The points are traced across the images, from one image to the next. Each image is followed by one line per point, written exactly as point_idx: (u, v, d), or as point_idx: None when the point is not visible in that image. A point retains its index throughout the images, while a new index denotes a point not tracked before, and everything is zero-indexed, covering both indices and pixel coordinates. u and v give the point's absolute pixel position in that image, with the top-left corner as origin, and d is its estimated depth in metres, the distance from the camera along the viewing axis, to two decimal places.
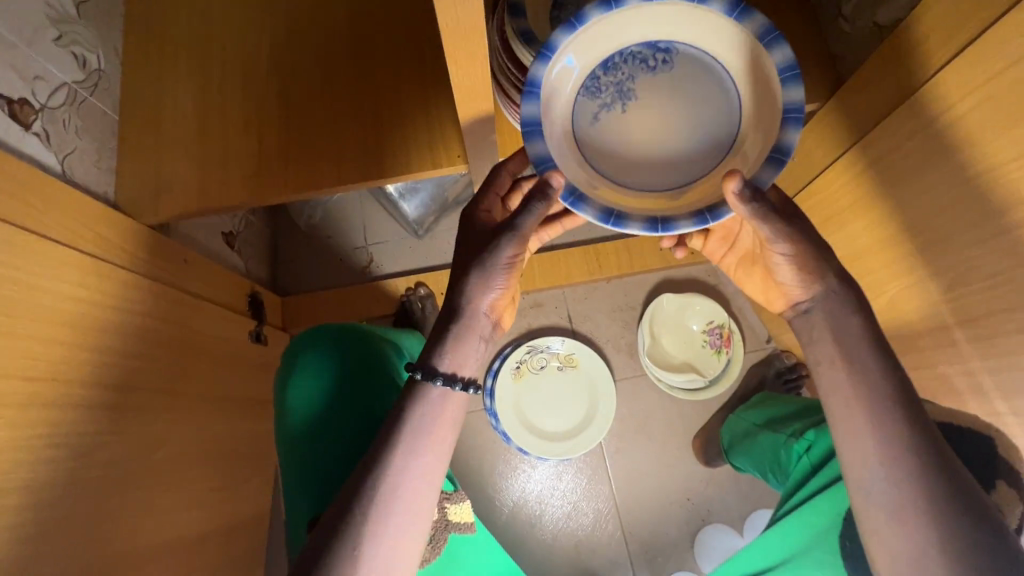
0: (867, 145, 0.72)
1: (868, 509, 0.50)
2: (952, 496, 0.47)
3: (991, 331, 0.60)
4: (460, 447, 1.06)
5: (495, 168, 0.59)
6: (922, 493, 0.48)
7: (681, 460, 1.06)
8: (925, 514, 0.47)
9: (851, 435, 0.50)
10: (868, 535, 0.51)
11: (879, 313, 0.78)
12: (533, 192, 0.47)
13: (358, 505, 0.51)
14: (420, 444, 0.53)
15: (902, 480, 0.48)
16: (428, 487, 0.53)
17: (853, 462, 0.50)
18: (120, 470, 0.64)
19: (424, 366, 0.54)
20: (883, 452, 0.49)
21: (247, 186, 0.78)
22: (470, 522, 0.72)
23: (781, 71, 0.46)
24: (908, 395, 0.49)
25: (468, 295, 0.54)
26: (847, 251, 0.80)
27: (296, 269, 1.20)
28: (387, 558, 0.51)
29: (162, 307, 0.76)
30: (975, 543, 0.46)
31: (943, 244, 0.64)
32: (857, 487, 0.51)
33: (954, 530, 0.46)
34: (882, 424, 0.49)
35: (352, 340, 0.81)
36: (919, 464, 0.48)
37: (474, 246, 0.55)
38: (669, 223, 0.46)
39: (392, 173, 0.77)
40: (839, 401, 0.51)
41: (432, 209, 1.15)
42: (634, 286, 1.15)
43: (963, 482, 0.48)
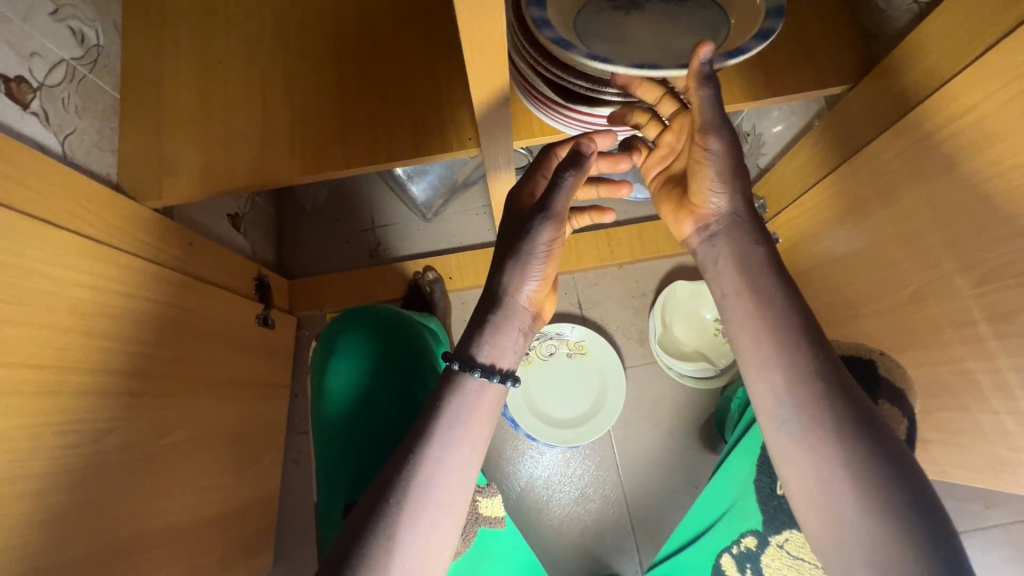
0: (897, 133, 0.69)
1: (776, 442, 0.50)
2: (848, 418, 0.47)
3: (1022, 329, 0.57)
4: (497, 434, 1.07)
5: (544, 150, 0.60)
6: (824, 420, 0.47)
7: (688, 448, 1.06)
8: (825, 439, 0.47)
9: (758, 369, 0.51)
10: (779, 469, 0.50)
11: (893, 308, 0.75)
12: (566, 163, 0.52)
13: (393, 499, 0.49)
14: (455, 436, 0.52)
15: (801, 405, 0.48)
16: (464, 478, 0.52)
17: (762, 394, 0.51)
18: (129, 456, 0.64)
19: (461, 357, 0.54)
20: (784, 380, 0.49)
21: (252, 166, 0.76)
22: (500, 516, 0.72)
23: (769, 11, 0.53)
24: (809, 324, 0.50)
25: (508, 283, 0.55)
26: (866, 245, 0.77)
27: (304, 251, 1.18)
28: (421, 550, 0.49)
29: (168, 291, 0.75)
30: (874, 463, 0.45)
31: (971, 239, 0.61)
32: (766, 421, 0.51)
33: (855, 451, 0.46)
34: (785, 354, 0.50)
35: (382, 328, 0.80)
36: (816, 389, 0.48)
37: (511, 232, 0.56)
38: (607, 61, 0.50)
39: (402, 156, 0.74)
40: (757, 343, 0.51)
41: (441, 191, 1.12)
42: (645, 272, 1.13)
43: (858, 405, 0.48)
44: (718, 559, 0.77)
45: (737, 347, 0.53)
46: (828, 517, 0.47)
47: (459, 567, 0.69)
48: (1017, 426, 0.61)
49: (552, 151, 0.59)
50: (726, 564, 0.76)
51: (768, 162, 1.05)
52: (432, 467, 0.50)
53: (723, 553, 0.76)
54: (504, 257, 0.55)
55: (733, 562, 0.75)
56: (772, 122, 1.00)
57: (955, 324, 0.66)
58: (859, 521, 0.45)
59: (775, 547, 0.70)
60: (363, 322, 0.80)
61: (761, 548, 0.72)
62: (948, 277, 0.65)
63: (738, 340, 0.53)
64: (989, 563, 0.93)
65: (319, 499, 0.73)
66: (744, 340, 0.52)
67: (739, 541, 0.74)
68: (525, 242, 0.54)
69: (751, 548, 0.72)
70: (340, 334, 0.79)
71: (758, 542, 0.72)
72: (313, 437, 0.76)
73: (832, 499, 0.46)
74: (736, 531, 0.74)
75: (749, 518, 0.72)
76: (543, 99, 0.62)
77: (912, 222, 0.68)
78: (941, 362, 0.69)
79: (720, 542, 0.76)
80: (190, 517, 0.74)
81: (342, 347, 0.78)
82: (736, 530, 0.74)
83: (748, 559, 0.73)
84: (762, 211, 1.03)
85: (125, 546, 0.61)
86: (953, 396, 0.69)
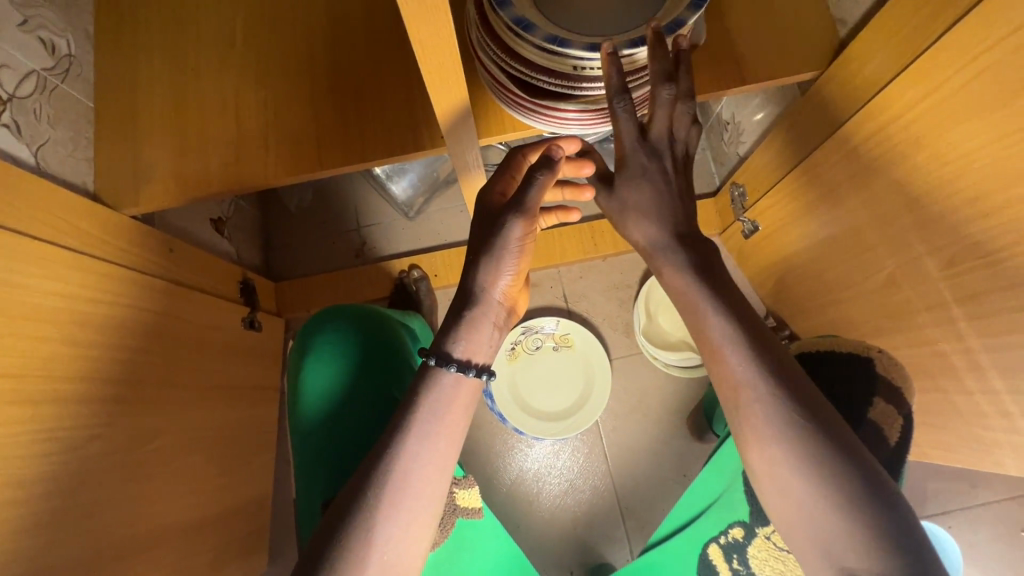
0: (863, 119, 0.69)
1: (742, 431, 0.51)
2: (807, 409, 0.49)
3: (991, 309, 0.58)
4: (483, 430, 1.08)
5: (511, 152, 0.61)
6: (784, 411, 0.49)
7: (676, 436, 1.07)
8: (785, 428, 0.48)
9: (723, 372, 0.52)
10: (746, 455, 0.52)
11: (869, 293, 0.75)
12: (541, 163, 0.54)
13: (369, 496, 0.50)
14: (431, 430, 0.52)
15: (762, 395, 0.50)
16: (437, 473, 0.52)
17: (729, 394, 0.52)
18: (116, 461, 0.64)
19: (438, 352, 0.55)
20: (745, 370, 0.51)
21: (228, 171, 0.76)
22: (477, 507, 0.72)
23: None
24: (755, 324, 0.53)
25: (483, 280, 0.56)
26: (838, 232, 0.78)
27: (290, 253, 1.19)
28: (399, 547, 0.50)
29: (148, 298, 0.75)
30: (837, 456, 0.46)
31: (939, 221, 0.61)
32: (730, 410, 0.52)
33: (816, 440, 0.47)
34: (744, 345, 0.51)
35: (356, 326, 0.80)
36: (778, 382, 0.50)
37: (485, 230, 0.57)
38: (564, 43, 0.52)
39: (374, 157, 0.75)
40: (716, 334, 0.52)
41: (421, 189, 1.12)
42: (629, 264, 1.14)
43: (812, 396, 0.49)
44: (705, 547, 0.78)
45: (696, 338, 0.55)
46: (795, 503, 0.48)
47: (437, 557, 0.71)
48: (991, 406, 0.62)
49: (523, 155, 0.61)
50: (713, 553, 0.77)
51: (747, 149, 1.04)
52: (408, 463, 0.51)
53: (711, 542, 0.77)
54: (478, 254, 0.56)
55: (719, 551, 0.76)
56: (753, 110, 0.98)
57: (928, 306, 0.66)
58: (823, 509, 0.46)
59: (762, 538, 0.72)
60: (341, 321, 0.80)
61: (748, 539, 0.73)
62: (919, 260, 0.65)
63: (701, 345, 0.54)
64: (977, 542, 0.94)
65: (298, 500, 0.73)
66: (704, 329, 0.53)
67: (726, 532, 0.75)
68: (498, 238, 0.55)
69: (738, 539, 0.74)
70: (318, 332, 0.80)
71: (745, 533, 0.73)
72: (291, 439, 0.77)
73: (797, 484, 0.47)
74: (723, 523, 0.76)
75: (736, 511, 0.74)
76: (503, 88, 0.62)
77: (883, 206, 0.68)
78: (918, 344, 0.70)
79: (706, 533, 0.77)
80: (182, 520, 0.75)
81: (314, 348, 0.78)
82: (723, 522, 0.75)
83: (735, 550, 0.75)
84: (742, 199, 1.02)
85: (115, 550, 0.62)
86: (931, 377, 0.70)
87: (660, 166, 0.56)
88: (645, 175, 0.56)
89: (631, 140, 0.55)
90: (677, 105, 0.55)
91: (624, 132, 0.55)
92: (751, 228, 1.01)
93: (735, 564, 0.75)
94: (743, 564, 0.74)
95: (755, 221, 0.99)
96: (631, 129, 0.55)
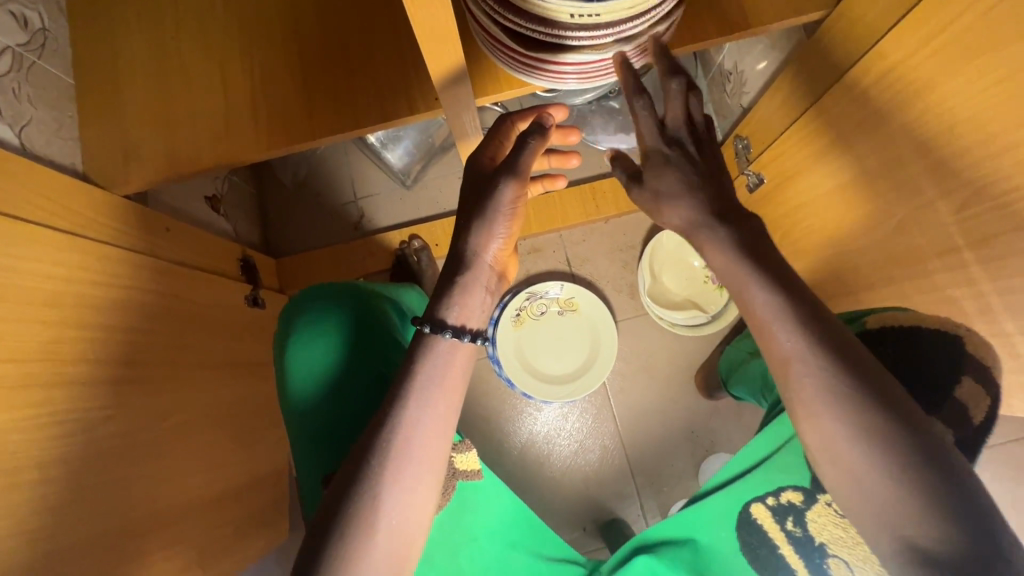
0: (873, 60, 0.66)
1: (793, 405, 0.51)
2: (862, 382, 0.47)
3: (1003, 252, 0.57)
4: (490, 395, 1.08)
5: (500, 118, 0.60)
6: (835, 384, 0.48)
7: (683, 395, 1.08)
8: (835, 399, 0.47)
9: (771, 344, 0.51)
10: (798, 429, 0.52)
11: (878, 242, 0.74)
12: (531, 129, 0.53)
13: (372, 462, 0.50)
14: (430, 396, 0.53)
15: (813, 368, 0.49)
16: (435, 438, 0.52)
17: (780, 368, 0.51)
18: (134, 439, 0.65)
19: (431, 320, 0.54)
20: (794, 345, 0.50)
21: (217, 143, 0.74)
22: (477, 469, 0.69)
23: None
24: (802, 296, 0.51)
25: (473, 244, 0.55)
26: (845, 180, 0.76)
27: (289, 229, 1.18)
28: (404, 511, 0.50)
29: (147, 278, 0.74)
30: (893, 431, 0.46)
31: (952, 164, 0.59)
32: (780, 384, 0.52)
33: (873, 413, 0.46)
34: (794, 319, 0.50)
35: (345, 308, 0.78)
36: (829, 354, 0.48)
37: (474, 194, 0.56)
38: None
39: (366, 123, 0.72)
40: (763, 309, 0.51)
41: (418, 156, 1.09)
42: (632, 225, 1.13)
43: (866, 366, 0.48)
44: (746, 506, 0.68)
45: (743, 312, 0.54)
46: (847, 474, 0.48)
47: (443, 519, 0.69)
48: (1002, 349, 0.62)
49: (512, 122, 0.59)
50: (756, 511, 0.67)
51: (750, 100, 1.01)
52: (410, 425, 0.51)
53: (754, 500, 0.68)
54: (469, 217, 0.55)
55: (765, 511, 0.67)
56: (756, 59, 0.95)
57: (938, 251, 0.65)
58: (875, 480, 0.46)
59: (824, 505, 0.62)
60: (336, 300, 0.79)
61: (807, 504, 0.64)
62: (931, 204, 0.64)
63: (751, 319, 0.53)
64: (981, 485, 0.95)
65: (299, 471, 0.74)
66: (749, 303, 0.52)
67: (777, 493, 0.66)
68: (488, 200, 0.54)
69: (794, 502, 0.65)
70: (313, 310, 0.78)
71: (803, 497, 0.64)
72: (286, 417, 0.76)
73: (850, 457, 0.47)
74: (774, 483, 0.66)
75: (794, 474, 0.65)
76: (495, 41, 0.59)
77: (892, 152, 0.66)
78: (930, 291, 0.69)
79: (752, 491, 0.68)
80: (205, 494, 0.76)
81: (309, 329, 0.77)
82: (775, 482, 0.66)
83: (789, 512, 0.65)
84: (746, 151, 1.00)
85: (137, 525, 0.63)
86: None
87: (683, 154, 0.55)
88: (672, 165, 0.55)
89: (652, 135, 0.56)
90: (688, 96, 0.56)
91: (645, 128, 0.56)
92: (756, 181, 0.98)
93: (791, 527, 0.65)
94: (800, 526, 0.64)
95: (759, 174, 0.97)
96: (649, 125, 0.56)
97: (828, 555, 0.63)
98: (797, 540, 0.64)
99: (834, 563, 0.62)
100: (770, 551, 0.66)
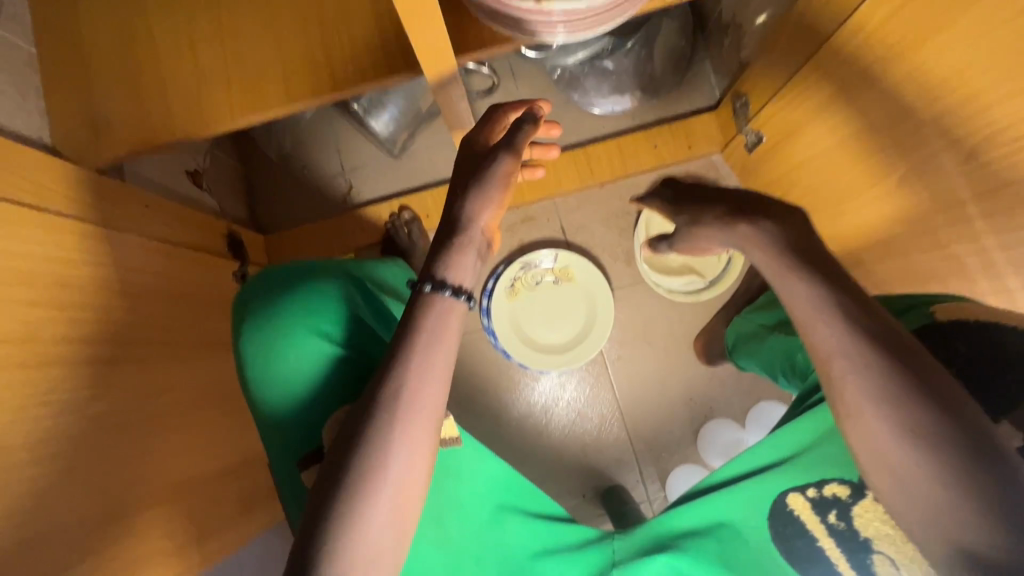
0: (863, 17, 0.62)
1: (835, 404, 0.48)
2: (915, 379, 0.44)
3: (1008, 205, 0.54)
4: (485, 366, 1.07)
5: (493, 107, 0.60)
6: (880, 379, 0.45)
7: (682, 362, 1.07)
8: (883, 399, 0.44)
9: (815, 335, 0.49)
10: (843, 432, 0.48)
11: (882, 198, 0.72)
12: (526, 117, 0.55)
13: (371, 422, 0.48)
14: (425, 348, 0.50)
15: (858, 364, 0.46)
16: (434, 391, 0.50)
17: (822, 360, 0.48)
18: (132, 416, 0.64)
19: (431, 279, 0.52)
20: (838, 338, 0.47)
21: (191, 114, 0.71)
22: (456, 436, 0.65)
23: None
24: (846, 288, 0.49)
25: (469, 208, 0.53)
26: (846, 134, 0.73)
27: (277, 204, 1.15)
28: (406, 469, 0.48)
29: (127, 256, 0.72)
30: (948, 430, 0.42)
31: (954, 115, 0.56)
32: (824, 383, 0.49)
33: (926, 409, 0.43)
34: (838, 313, 0.48)
35: (310, 304, 0.68)
36: (875, 348, 0.46)
37: (470, 167, 0.56)
38: None
39: (344, 86, 0.69)
40: (808, 302, 0.50)
41: (403, 124, 1.05)
42: (628, 189, 1.10)
43: (923, 362, 0.45)
44: (782, 497, 0.58)
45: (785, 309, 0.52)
46: (899, 482, 0.44)
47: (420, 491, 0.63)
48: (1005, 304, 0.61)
49: (503, 111, 0.59)
50: (793, 503, 0.58)
51: (748, 55, 0.97)
52: (392, 400, 0.49)
53: (792, 491, 0.58)
54: (465, 184, 0.54)
55: (803, 503, 0.57)
56: (754, 12, 0.90)
57: (944, 206, 0.63)
58: (931, 489, 0.42)
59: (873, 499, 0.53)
60: (297, 293, 0.69)
61: (852, 497, 0.55)
62: (934, 157, 0.61)
63: (795, 310, 0.51)
64: None
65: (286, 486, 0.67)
66: (791, 299, 0.51)
67: (819, 484, 0.56)
68: (486, 171, 0.54)
69: (838, 495, 0.55)
70: (275, 309, 0.67)
71: (848, 490, 0.55)
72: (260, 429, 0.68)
73: (902, 461, 0.44)
74: (814, 474, 0.57)
75: (842, 466, 0.56)
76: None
77: (892, 105, 0.63)
78: (933, 247, 0.68)
79: (790, 480, 0.58)
80: (206, 472, 0.76)
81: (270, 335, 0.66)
82: (817, 473, 0.57)
83: (830, 505, 0.55)
84: (744, 109, 0.96)
85: (137, 504, 0.63)
86: (945, 280, 0.69)
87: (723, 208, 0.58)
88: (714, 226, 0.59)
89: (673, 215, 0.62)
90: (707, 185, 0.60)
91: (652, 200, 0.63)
92: (755, 140, 0.95)
93: (833, 521, 0.55)
94: (843, 519, 0.54)
95: (758, 132, 0.93)
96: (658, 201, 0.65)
97: (873, 552, 0.53)
98: (840, 536, 0.54)
99: (879, 561, 0.52)
100: (808, 545, 0.56)
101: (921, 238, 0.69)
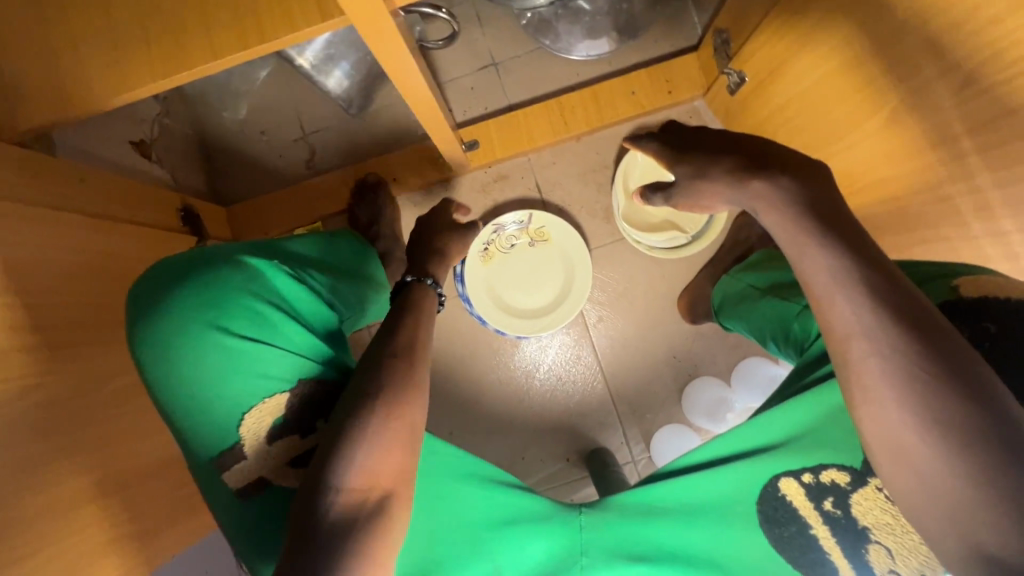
0: None
1: (849, 388, 0.44)
2: (938, 361, 0.40)
3: (1004, 138, 0.49)
4: (461, 334, 1.05)
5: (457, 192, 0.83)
6: (904, 364, 0.41)
7: (666, 321, 1.04)
8: (903, 383, 0.41)
9: (830, 314, 0.45)
10: (857, 419, 0.45)
11: (870, 138, 0.66)
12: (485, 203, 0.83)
13: (363, 401, 0.48)
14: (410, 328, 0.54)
15: (881, 349, 0.42)
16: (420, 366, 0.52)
17: (839, 341, 0.45)
18: (77, 403, 0.61)
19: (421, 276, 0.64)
20: (859, 319, 0.43)
21: (110, 75, 0.64)
22: None
23: None
24: (864, 261, 0.45)
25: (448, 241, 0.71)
26: (833, 67, 0.66)
27: (237, 173, 1.09)
28: (395, 447, 0.48)
29: (65, 234, 0.68)
30: (971, 417, 0.38)
31: (950, 37, 0.50)
32: (838, 366, 0.45)
33: (947, 394, 0.39)
34: (859, 285, 0.44)
35: (205, 296, 0.57)
36: (900, 327, 0.42)
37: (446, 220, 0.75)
38: None
39: (275, 37, 0.62)
40: (822, 279, 0.45)
41: (359, 79, 0.99)
42: (606, 141, 1.03)
43: (954, 346, 0.41)
44: (775, 482, 0.56)
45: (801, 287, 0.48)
46: (915, 474, 0.41)
47: None
48: (997, 250, 0.57)
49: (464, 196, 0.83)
50: (787, 488, 0.56)
51: None
52: (382, 377, 0.50)
53: (786, 475, 0.56)
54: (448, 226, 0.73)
55: (797, 488, 0.55)
56: None
57: (936, 143, 0.57)
58: (950, 483, 0.39)
59: (875, 488, 0.51)
60: (193, 283, 0.58)
61: (852, 485, 0.53)
62: (927, 88, 0.55)
63: (812, 286, 0.46)
64: None
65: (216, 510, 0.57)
66: (805, 275, 0.47)
67: (817, 471, 0.54)
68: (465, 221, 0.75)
69: (837, 482, 0.53)
70: (166, 305, 0.57)
71: (848, 478, 0.53)
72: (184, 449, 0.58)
73: (920, 451, 0.40)
74: (811, 460, 0.55)
75: (840, 450, 0.54)
76: None
77: (883, 30, 0.57)
78: (924, 190, 0.63)
79: (783, 465, 0.56)
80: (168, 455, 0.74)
81: (164, 338, 0.56)
82: (814, 459, 0.55)
83: (827, 492, 0.54)
84: (726, 47, 0.89)
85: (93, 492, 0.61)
86: (936, 225, 0.64)
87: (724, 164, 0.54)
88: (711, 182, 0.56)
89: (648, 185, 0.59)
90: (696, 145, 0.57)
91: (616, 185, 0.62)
92: (737, 81, 0.87)
93: (828, 508, 0.54)
94: (840, 507, 0.53)
95: (741, 72, 0.86)
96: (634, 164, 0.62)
97: (869, 541, 0.51)
98: (835, 524, 0.53)
99: (875, 552, 0.51)
100: (800, 531, 0.54)
101: (911, 179, 0.64)
